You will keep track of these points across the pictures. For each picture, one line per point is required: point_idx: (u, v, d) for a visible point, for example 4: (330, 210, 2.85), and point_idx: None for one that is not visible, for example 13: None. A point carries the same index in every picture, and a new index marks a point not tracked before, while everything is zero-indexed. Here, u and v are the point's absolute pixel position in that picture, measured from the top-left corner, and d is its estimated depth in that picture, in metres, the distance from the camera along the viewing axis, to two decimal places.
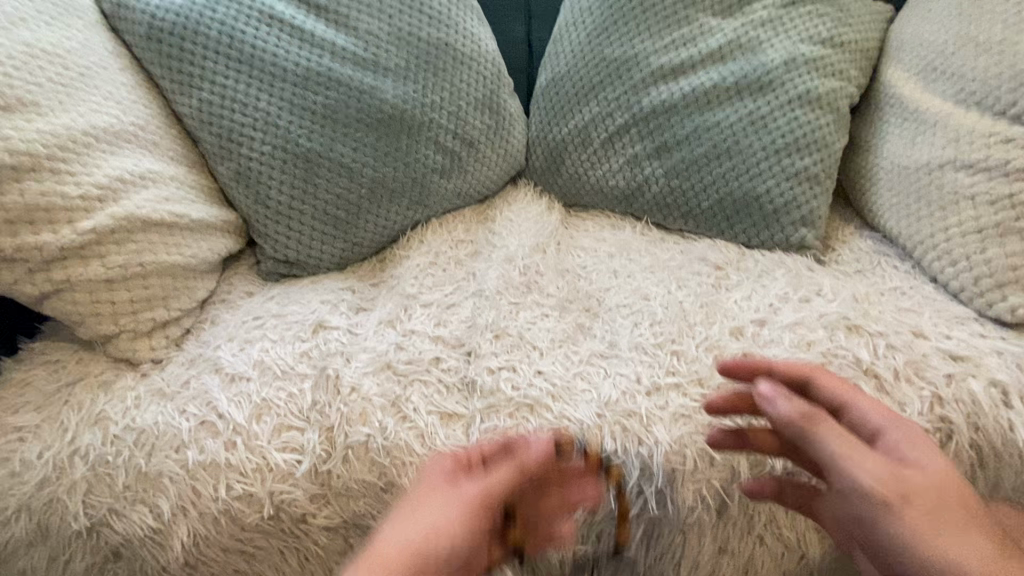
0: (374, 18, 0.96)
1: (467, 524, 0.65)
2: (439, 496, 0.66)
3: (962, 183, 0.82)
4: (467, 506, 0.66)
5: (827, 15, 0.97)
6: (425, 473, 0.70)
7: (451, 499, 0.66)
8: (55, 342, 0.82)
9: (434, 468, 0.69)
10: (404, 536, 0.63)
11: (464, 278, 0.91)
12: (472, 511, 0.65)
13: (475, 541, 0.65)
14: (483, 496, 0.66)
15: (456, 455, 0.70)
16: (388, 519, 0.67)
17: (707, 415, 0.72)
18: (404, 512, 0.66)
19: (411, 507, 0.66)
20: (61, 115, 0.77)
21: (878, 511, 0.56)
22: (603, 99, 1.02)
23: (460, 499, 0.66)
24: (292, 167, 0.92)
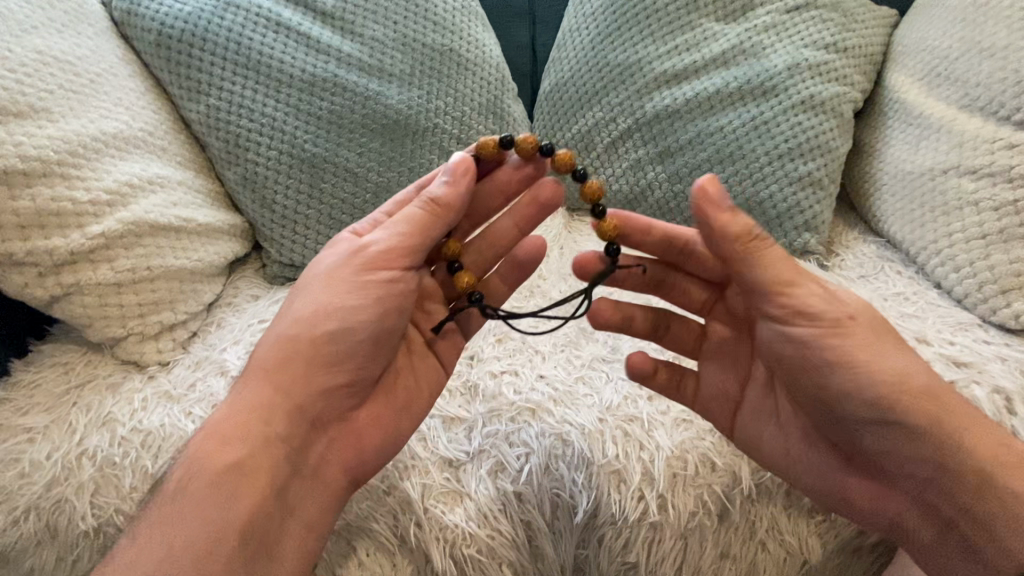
0: (379, 25, 0.97)
1: (339, 325, 0.66)
2: (345, 268, 0.67)
3: (966, 188, 0.82)
4: (353, 289, 0.66)
5: (830, 20, 0.97)
6: (315, 264, 0.71)
7: (344, 269, 0.67)
8: (64, 345, 0.83)
9: (330, 248, 0.71)
10: (281, 324, 0.68)
11: None
12: (351, 294, 0.66)
13: (378, 316, 0.67)
14: (378, 258, 0.67)
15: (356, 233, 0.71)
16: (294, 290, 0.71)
17: (708, 421, 0.73)
18: (290, 308, 0.68)
19: (292, 300, 0.69)
20: (71, 121, 0.79)
21: (878, 405, 0.60)
22: (606, 104, 1.02)
23: (365, 259, 0.67)
24: (298, 172, 0.93)
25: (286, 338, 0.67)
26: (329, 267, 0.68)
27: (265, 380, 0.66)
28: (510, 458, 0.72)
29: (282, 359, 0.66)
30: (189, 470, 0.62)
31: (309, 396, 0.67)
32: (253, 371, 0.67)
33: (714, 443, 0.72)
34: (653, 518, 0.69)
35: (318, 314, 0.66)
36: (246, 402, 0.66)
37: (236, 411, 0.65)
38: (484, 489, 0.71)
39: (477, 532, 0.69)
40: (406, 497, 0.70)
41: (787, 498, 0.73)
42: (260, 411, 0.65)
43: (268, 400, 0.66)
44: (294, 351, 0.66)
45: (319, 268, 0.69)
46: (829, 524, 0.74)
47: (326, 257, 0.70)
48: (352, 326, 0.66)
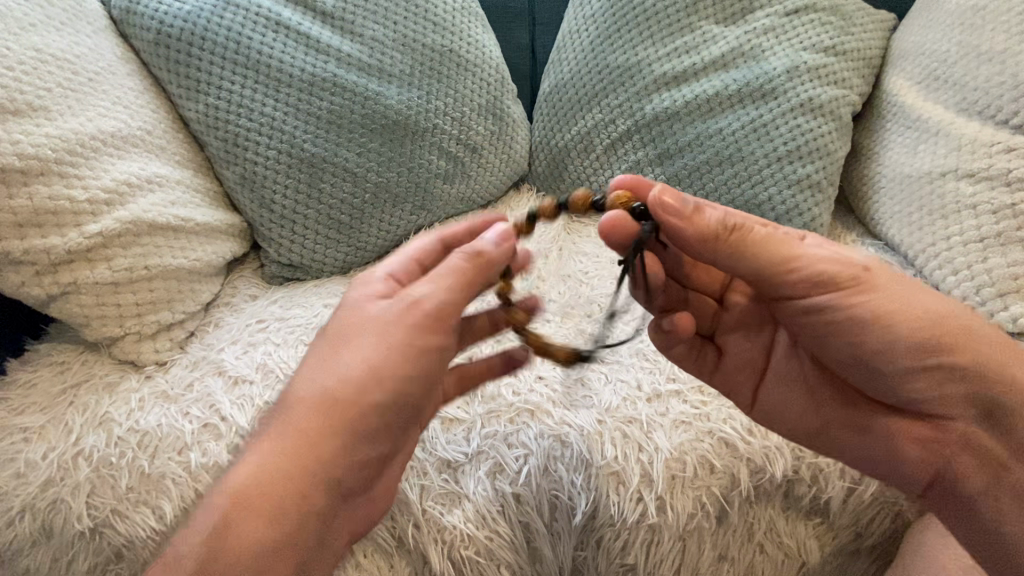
0: (379, 25, 0.97)
1: (358, 400, 0.56)
2: (376, 327, 0.58)
3: (964, 192, 0.83)
4: (380, 353, 0.57)
5: (829, 23, 0.97)
6: (340, 312, 0.62)
7: (372, 329, 0.58)
8: (60, 344, 0.82)
9: (358, 289, 0.62)
10: (295, 384, 0.59)
11: None
12: (378, 365, 0.57)
13: (397, 391, 0.57)
14: (412, 319, 0.58)
15: (382, 277, 0.63)
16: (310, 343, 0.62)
17: (707, 422, 0.72)
18: (307, 367, 0.59)
19: (310, 358, 0.60)
20: (69, 120, 0.78)
21: (902, 353, 0.59)
22: (606, 105, 1.02)
23: (397, 320, 0.58)
24: (297, 172, 0.93)
25: (299, 402, 0.57)
26: (355, 323, 0.59)
27: (272, 450, 0.56)
28: (508, 459, 0.71)
29: (293, 428, 0.56)
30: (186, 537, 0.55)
31: (318, 482, 0.56)
32: (261, 433, 0.58)
33: (713, 445, 0.71)
34: (652, 520, 0.69)
35: (340, 384, 0.57)
36: (249, 473, 0.56)
37: (237, 484, 0.56)
38: (483, 490, 0.70)
39: (475, 533, 0.69)
40: (404, 498, 0.70)
41: (785, 501, 0.73)
42: (264, 489, 0.55)
43: (272, 476, 0.55)
44: (309, 420, 0.56)
45: (342, 325, 0.60)
46: (827, 526, 0.74)
47: (352, 304, 0.61)
48: (378, 405, 0.58)
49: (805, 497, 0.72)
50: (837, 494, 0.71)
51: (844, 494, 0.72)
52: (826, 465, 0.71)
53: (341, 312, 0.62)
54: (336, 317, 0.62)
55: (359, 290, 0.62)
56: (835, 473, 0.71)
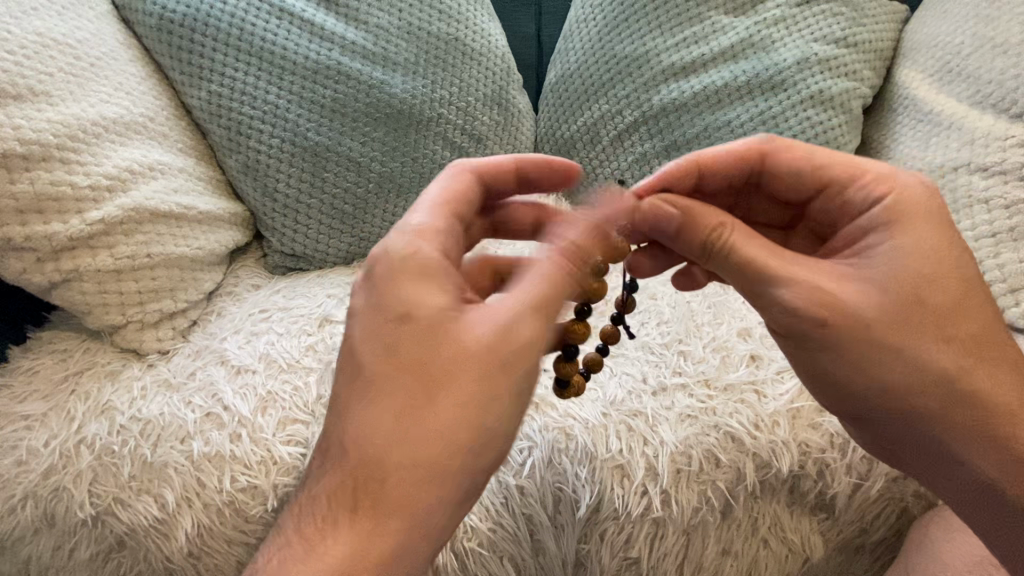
0: (384, 13, 0.96)
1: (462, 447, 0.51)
2: (467, 365, 0.51)
3: (976, 186, 0.81)
4: (477, 400, 0.51)
5: (841, 14, 0.96)
6: (399, 342, 0.51)
7: (461, 373, 0.51)
8: (62, 331, 0.82)
9: (423, 286, 0.53)
10: (371, 438, 0.51)
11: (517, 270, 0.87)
12: (484, 414, 0.51)
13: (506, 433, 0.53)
14: (511, 355, 0.52)
15: (428, 228, 0.56)
16: (359, 338, 0.53)
17: (712, 417, 0.72)
18: (380, 419, 0.51)
19: (380, 409, 0.51)
20: (72, 105, 0.77)
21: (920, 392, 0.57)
22: (613, 96, 1.01)
23: (495, 352, 0.51)
24: (301, 160, 0.92)
25: (385, 463, 0.51)
26: (436, 358, 0.51)
27: (363, 520, 0.51)
28: (512, 452, 0.71)
29: (382, 490, 0.51)
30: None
31: (417, 549, 0.52)
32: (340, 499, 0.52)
33: (719, 440, 0.71)
34: (656, 514, 0.69)
35: (438, 441, 0.51)
36: (337, 555, 0.51)
37: (327, 569, 0.51)
38: (486, 483, 0.70)
39: (478, 525, 0.69)
40: None
41: (790, 496, 0.73)
42: (363, 565, 0.51)
43: (365, 551, 0.51)
44: (400, 484, 0.51)
45: (418, 352, 0.51)
46: (831, 522, 0.74)
47: (406, 302, 0.52)
48: (477, 457, 0.52)
49: (810, 493, 0.72)
50: (843, 490, 0.71)
51: (850, 489, 0.71)
52: (832, 461, 0.70)
53: (409, 290, 0.52)
54: (397, 342, 0.52)
55: (437, 291, 0.53)
56: (842, 468, 0.70)
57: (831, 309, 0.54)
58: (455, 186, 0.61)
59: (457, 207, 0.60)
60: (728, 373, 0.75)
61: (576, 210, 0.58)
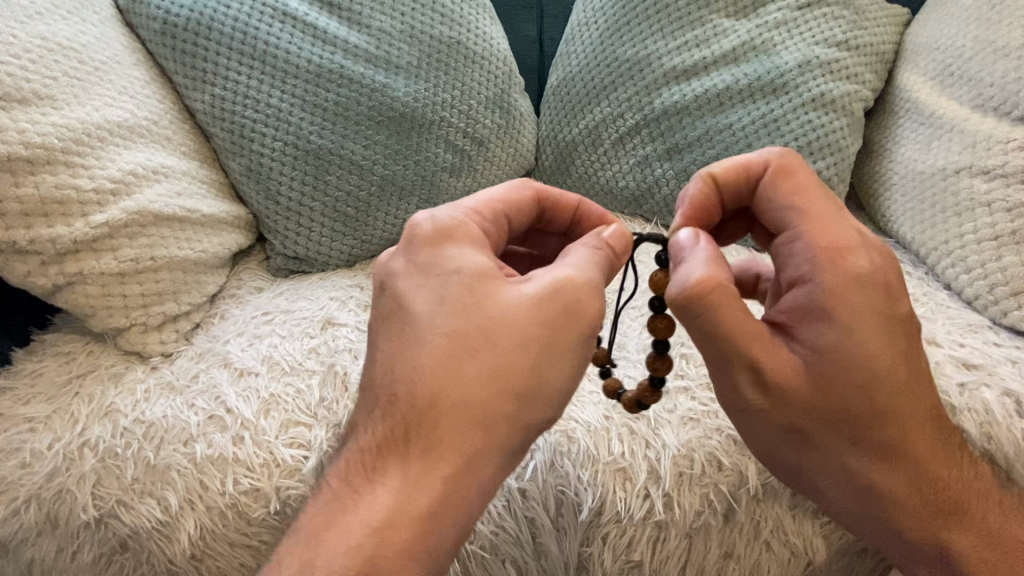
0: (386, 16, 0.96)
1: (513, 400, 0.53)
2: (524, 313, 0.54)
3: (978, 190, 0.81)
4: (532, 344, 0.53)
5: (842, 17, 0.96)
6: (453, 288, 0.55)
7: (513, 328, 0.53)
8: (66, 334, 0.82)
9: (466, 247, 0.57)
10: (423, 380, 0.53)
11: None
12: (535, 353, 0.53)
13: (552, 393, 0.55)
14: (567, 307, 0.54)
15: (478, 212, 0.60)
16: (413, 291, 0.56)
17: (714, 420, 0.72)
18: (435, 361, 0.53)
19: (434, 355, 0.54)
20: (76, 109, 0.78)
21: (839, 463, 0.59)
22: (615, 99, 1.01)
23: (547, 307, 0.54)
24: (303, 164, 0.92)
25: (438, 404, 0.53)
26: (484, 309, 0.55)
27: (413, 465, 0.53)
28: None
29: (432, 431, 0.53)
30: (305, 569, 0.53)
31: (467, 493, 0.54)
32: (391, 441, 0.55)
33: (721, 443, 0.71)
34: (658, 517, 0.69)
35: (489, 386, 0.53)
36: (387, 499, 0.53)
37: (376, 512, 0.53)
38: None
39: (480, 527, 0.70)
40: None
41: (793, 500, 0.73)
42: (409, 509, 0.53)
43: (413, 489, 0.53)
44: (451, 427, 0.53)
45: (468, 304, 0.55)
46: (834, 525, 0.74)
47: (461, 260, 0.56)
48: (531, 410, 0.54)
49: None
50: None
51: None
52: None
53: (454, 249, 0.57)
54: (450, 292, 0.55)
55: (481, 253, 0.58)
56: None
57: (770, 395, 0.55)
58: (513, 191, 0.64)
59: (510, 209, 0.63)
60: None
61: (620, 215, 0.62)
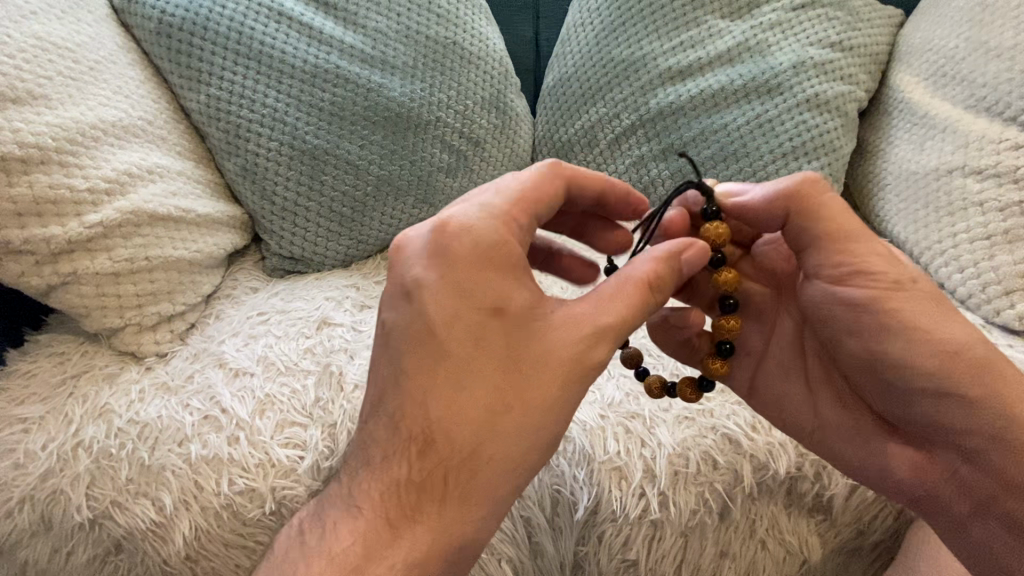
0: (382, 17, 0.96)
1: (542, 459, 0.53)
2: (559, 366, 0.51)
3: (971, 189, 0.82)
4: (568, 399, 0.52)
5: (836, 18, 0.97)
6: (489, 334, 0.51)
7: (549, 388, 0.51)
8: (60, 335, 0.82)
9: (504, 280, 0.52)
10: (460, 426, 0.51)
11: None
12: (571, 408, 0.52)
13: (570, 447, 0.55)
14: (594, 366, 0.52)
15: (513, 224, 0.53)
16: (441, 320, 0.51)
17: (710, 419, 0.72)
18: (469, 408, 0.51)
19: (472, 402, 0.51)
20: (70, 108, 0.78)
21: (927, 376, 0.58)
22: (610, 99, 1.01)
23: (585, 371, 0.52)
24: (299, 164, 0.92)
25: (476, 457, 0.51)
26: (525, 358, 0.51)
27: (446, 511, 0.52)
28: None
29: (465, 478, 0.51)
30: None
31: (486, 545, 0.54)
32: (420, 481, 0.52)
33: (716, 441, 0.71)
34: (654, 516, 0.69)
35: (524, 441, 0.51)
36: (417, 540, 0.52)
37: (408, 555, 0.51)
38: None
39: None
40: None
41: (788, 498, 0.73)
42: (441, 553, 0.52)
43: (445, 533, 0.52)
44: (485, 480, 0.51)
45: (507, 348, 0.51)
46: (829, 524, 0.74)
47: (497, 292, 0.52)
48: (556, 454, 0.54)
49: (808, 494, 0.72)
50: (840, 492, 0.71)
51: (847, 491, 0.71)
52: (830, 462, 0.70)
53: (494, 282, 0.52)
54: (485, 335, 0.51)
55: (523, 286, 0.53)
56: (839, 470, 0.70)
57: (889, 274, 0.58)
58: (540, 188, 0.56)
59: (537, 205, 0.56)
60: None
61: (689, 245, 0.56)
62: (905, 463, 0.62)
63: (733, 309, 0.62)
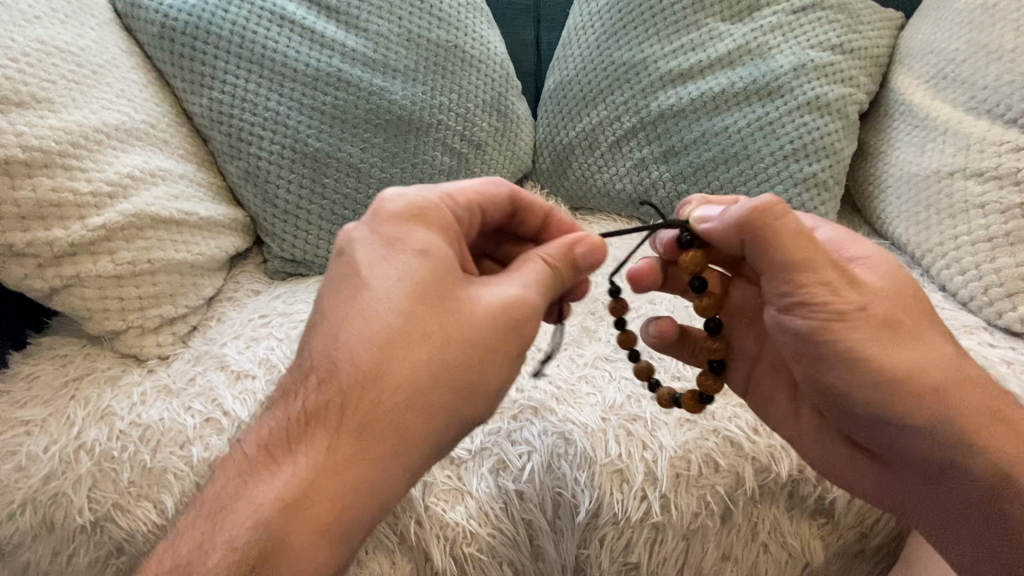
0: (384, 20, 0.97)
1: (451, 404, 0.51)
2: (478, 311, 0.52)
3: (972, 191, 0.82)
4: (482, 343, 0.52)
5: (837, 21, 0.97)
6: (412, 270, 0.53)
7: (467, 325, 0.52)
8: (63, 337, 0.82)
9: (432, 231, 0.55)
10: (368, 353, 0.50)
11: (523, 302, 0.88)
12: (485, 353, 0.52)
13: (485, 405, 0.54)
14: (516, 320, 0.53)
15: (450, 198, 0.58)
16: (371, 261, 0.53)
17: (712, 421, 0.72)
18: (378, 339, 0.50)
19: (381, 334, 0.51)
20: (74, 112, 0.78)
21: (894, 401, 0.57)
22: (611, 102, 1.02)
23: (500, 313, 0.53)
24: (301, 166, 0.92)
25: (380, 385, 0.50)
26: (445, 297, 0.52)
27: (341, 441, 0.49)
28: (512, 456, 0.71)
29: (362, 412, 0.50)
30: (194, 544, 0.49)
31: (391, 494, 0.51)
32: (316, 415, 0.51)
33: (718, 444, 0.71)
34: (656, 518, 0.69)
35: (431, 377, 0.50)
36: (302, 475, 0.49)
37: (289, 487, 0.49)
38: (486, 488, 0.70)
39: (478, 530, 0.69)
40: (407, 494, 0.70)
41: (790, 501, 0.73)
42: (325, 492, 0.49)
43: (331, 472, 0.49)
44: (383, 415, 0.50)
45: (426, 285, 0.52)
46: (831, 527, 0.74)
47: (423, 243, 0.54)
48: (469, 409, 0.52)
49: (810, 497, 0.72)
50: (842, 495, 0.71)
51: (849, 494, 0.71)
52: None
53: (422, 231, 0.55)
54: (410, 273, 0.52)
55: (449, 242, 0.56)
56: None
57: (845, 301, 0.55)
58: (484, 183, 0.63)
59: (486, 202, 0.61)
60: None
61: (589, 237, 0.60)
62: (869, 476, 0.64)
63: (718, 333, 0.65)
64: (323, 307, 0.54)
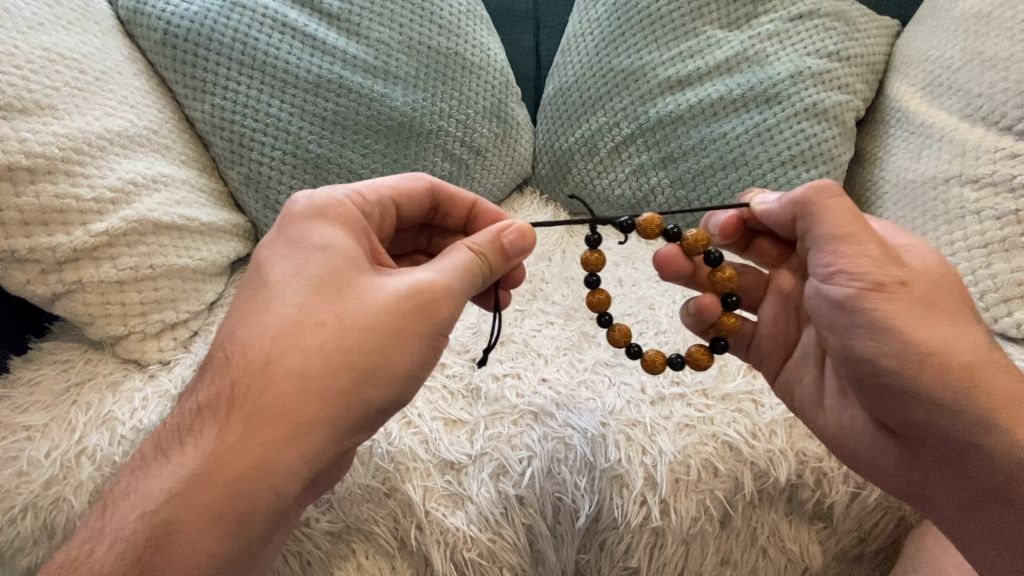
0: (384, 27, 0.97)
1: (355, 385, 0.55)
2: (377, 298, 0.56)
3: (968, 198, 0.83)
4: (376, 330, 0.55)
5: (834, 28, 0.98)
6: (308, 264, 0.57)
7: (361, 312, 0.55)
8: (65, 342, 0.83)
9: (336, 227, 0.60)
10: (260, 344, 0.55)
11: (524, 308, 0.88)
12: (378, 343, 0.55)
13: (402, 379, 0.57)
14: (423, 304, 0.56)
15: (362, 195, 0.64)
16: (273, 259, 0.58)
17: (711, 426, 0.72)
18: (270, 331, 0.55)
19: (271, 327, 0.55)
20: (77, 119, 0.79)
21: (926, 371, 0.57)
22: (610, 109, 1.02)
23: (403, 298, 0.56)
24: (302, 172, 0.93)
25: (267, 373, 0.54)
26: (340, 289, 0.56)
27: (230, 429, 0.53)
28: (512, 461, 0.71)
29: (250, 401, 0.53)
30: (92, 539, 0.54)
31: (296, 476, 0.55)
32: (211, 405, 0.55)
33: (717, 448, 0.71)
34: (655, 523, 0.69)
35: (322, 363, 0.54)
36: (193, 462, 0.53)
37: (183, 474, 0.53)
38: (486, 493, 0.70)
39: (478, 535, 0.70)
40: (408, 499, 0.70)
41: (788, 505, 0.73)
42: (213, 479, 0.53)
43: (219, 459, 0.53)
44: (270, 403, 0.53)
45: (325, 277, 0.57)
46: (830, 531, 0.74)
47: (328, 239, 0.58)
48: (363, 396, 0.55)
49: (808, 501, 0.72)
50: (840, 499, 0.71)
51: (847, 498, 0.71)
52: (830, 470, 0.71)
53: (322, 225, 0.60)
54: (307, 266, 0.57)
55: (351, 235, 0.60)
56: (839, 477, 0.71)
57: (889, 273, 0.58)
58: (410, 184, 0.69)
59: (400, 197, 0.67)
60: (726, 383, 0.76)
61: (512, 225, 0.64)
62: (893, 461, 0.63)
63: (735, 306, 0.70)
64: (233, 306, 0.59)
